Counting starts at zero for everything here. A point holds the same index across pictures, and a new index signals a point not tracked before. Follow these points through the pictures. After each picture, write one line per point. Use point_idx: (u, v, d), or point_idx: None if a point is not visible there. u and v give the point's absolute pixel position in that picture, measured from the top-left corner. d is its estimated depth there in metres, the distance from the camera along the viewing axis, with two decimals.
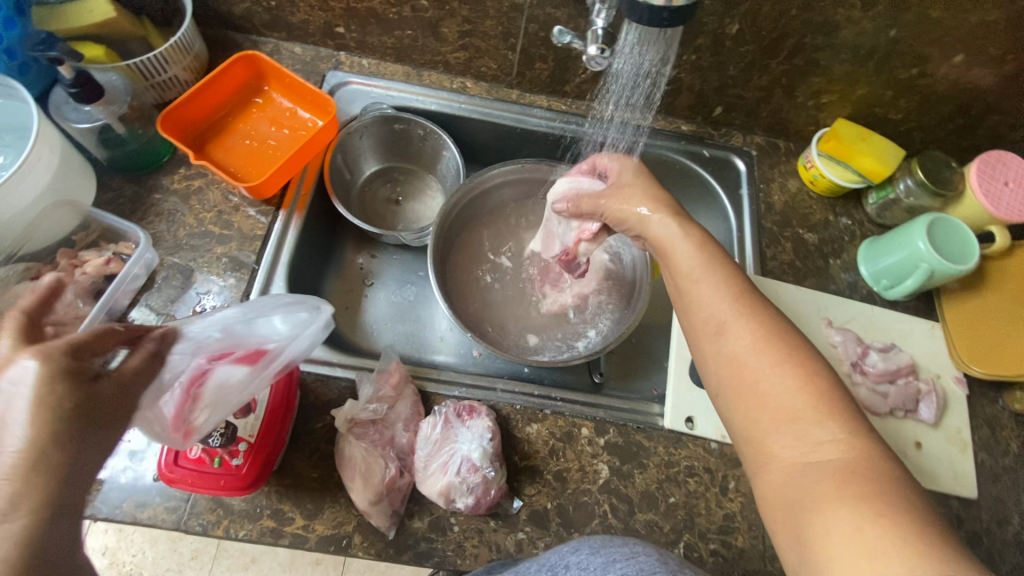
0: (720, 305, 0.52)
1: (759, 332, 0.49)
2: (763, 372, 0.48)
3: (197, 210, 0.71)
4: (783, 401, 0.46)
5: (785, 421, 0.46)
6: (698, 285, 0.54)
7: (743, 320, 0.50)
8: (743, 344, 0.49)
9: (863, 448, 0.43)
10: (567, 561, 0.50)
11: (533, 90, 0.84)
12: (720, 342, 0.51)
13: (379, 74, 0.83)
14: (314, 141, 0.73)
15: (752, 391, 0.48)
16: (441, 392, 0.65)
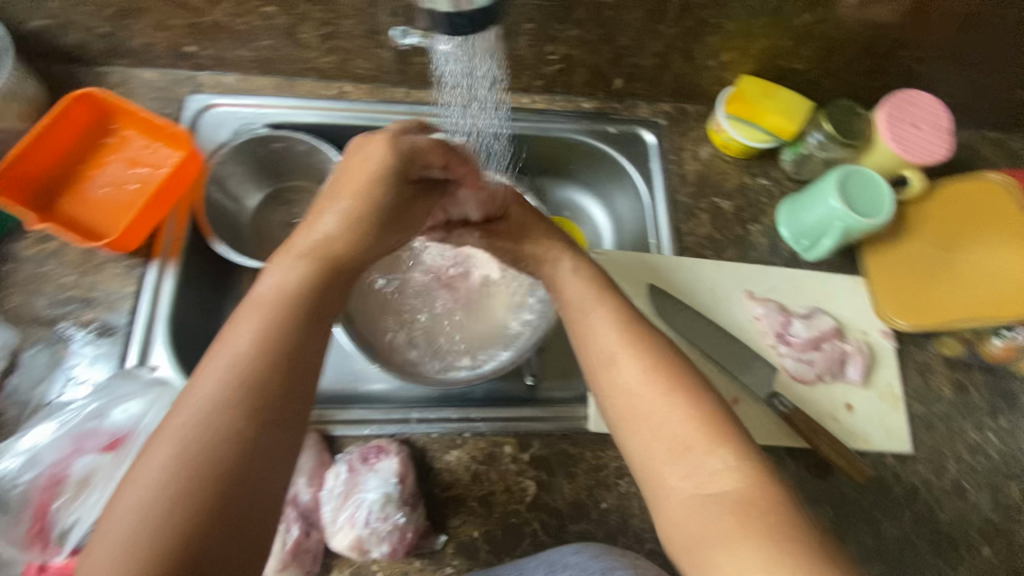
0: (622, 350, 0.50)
1: (647, 361, 0.49)
2: (652, 406, 0.47)
3: (58, 273, 0.65)
4: (678, 444, 0.44)
5: (677, 450, 0.44)
6: (591, 318, 0.54)
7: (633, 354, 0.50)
8: (634, 376, 0.49)
9: (750, 470, 0.43)
10: (567, 560, 0.53)
11: (419, 86, 0.78)
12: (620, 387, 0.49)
13: (247, 92, 0.76)
14: (173, 181, 0.67)
15: (650, 435, 0.46)
16: (349, 433, 0.61)
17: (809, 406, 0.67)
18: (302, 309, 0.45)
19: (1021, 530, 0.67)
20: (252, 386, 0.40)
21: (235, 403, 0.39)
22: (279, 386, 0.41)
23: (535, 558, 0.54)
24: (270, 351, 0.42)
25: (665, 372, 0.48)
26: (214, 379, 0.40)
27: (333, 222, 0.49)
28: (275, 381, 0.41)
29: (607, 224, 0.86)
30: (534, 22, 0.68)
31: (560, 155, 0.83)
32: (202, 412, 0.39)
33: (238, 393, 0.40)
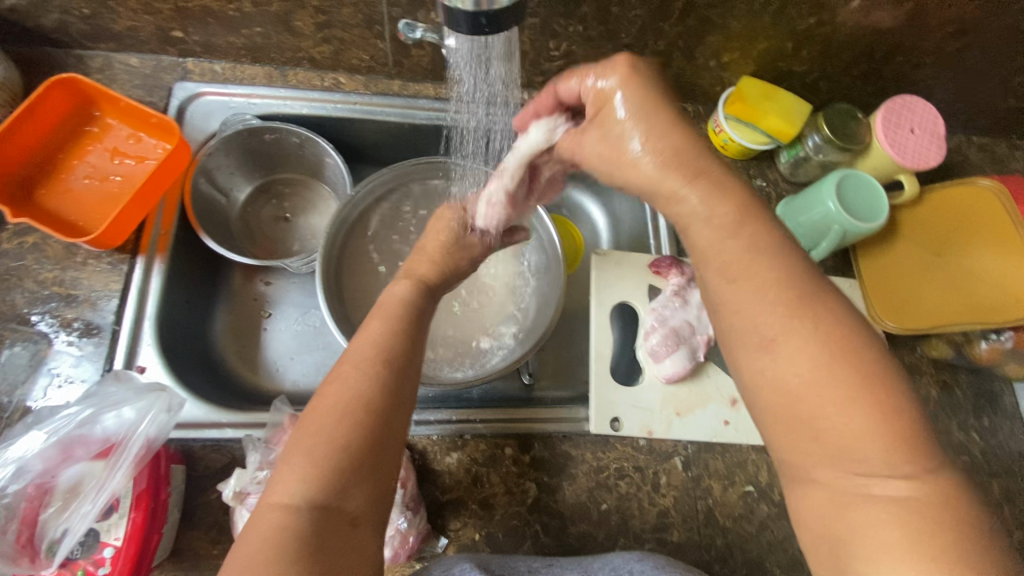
0: (765, 311, 0.38)
1: (819, 344, 0.37)
2: (824, 410, 0.36)
3: (38, 269, 0.62)
4: (847, 429, 0.35)
5: (834, 456, 0.36)
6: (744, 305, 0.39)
7: (774, 273, 0.39)
8: (796, 368, 0.37)
9: (942, 490, 0.34)
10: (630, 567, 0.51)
11: (416, 78, 0.76)
12: (768, 362, 0.38)
13: (236, 81, 0.73)
14: (162, 172, 0.64)
15: (800, 413, 0.37)
16: None
17: None
18: (390, 360, 0.44)
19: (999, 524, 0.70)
20: (365, 388, 0.41)
21: (322, 467, 0.37)
22: (385, 389, 0.42)
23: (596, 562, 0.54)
24: (365, 396, 0.41)
25: (816, 311, 0.38)
26: (299, 450, 0.39)
27: (396, 291, 0.53)
28: (378, 424, 0.40)
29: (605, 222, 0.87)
30: (539, 17, 0.66)
31: None
32: (305, 448, 0.38)
33: (346, 394, 0.41)
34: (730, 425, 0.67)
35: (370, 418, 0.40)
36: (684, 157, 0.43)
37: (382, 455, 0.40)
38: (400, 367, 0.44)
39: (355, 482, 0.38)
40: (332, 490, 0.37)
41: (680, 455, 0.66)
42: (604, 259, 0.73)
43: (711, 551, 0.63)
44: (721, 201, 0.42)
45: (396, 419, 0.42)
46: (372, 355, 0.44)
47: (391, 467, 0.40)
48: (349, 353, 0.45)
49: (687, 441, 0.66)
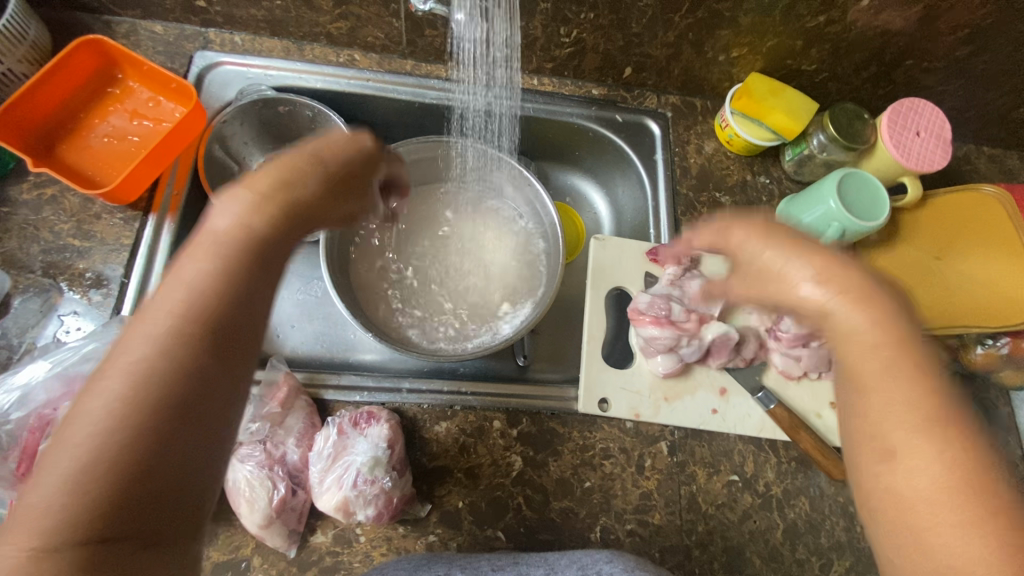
0: (880, 375, 0.40)
1: (913, 407, 0.39)
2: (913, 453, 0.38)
3: (54, 220, 0.64)
4: (928, 504, 0.36)
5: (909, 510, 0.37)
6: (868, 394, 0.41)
7: (896, 365, 0.40)
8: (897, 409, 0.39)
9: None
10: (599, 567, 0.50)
11: (429, 58, 0.78)
12: (859, 401, 0.41)
13: (254, 52, 0.75)
14: (177, 134, 0.66)
15: (884, 458, 0.39)
16: (340, 398, 0.62)
17: (790, 401, 0.69)
18: (199, 332, 0.36)
19: None
20: (160, 367, 0.34)
21: (91, 486, 0.31)
22: (186, 368, 0.35)
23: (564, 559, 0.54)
24: (158, 383, 0.34)
25: (921, 378, 0.40)
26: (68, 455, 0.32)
27: (227, 220, 0.39)
28: (165, 421, 0.34)
29: (608, 213, 0.88)
30: (551, 2, 0.67)
31: (566, 139, 0.84)
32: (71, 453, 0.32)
33: (134, 374, 0.34)
34: (718, 414, 0.68)
35: (173, 421, 0.34)
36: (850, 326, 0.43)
37: (189, 464, 0.34)
38: (226, 355, 0.37)
39: (159, 499, 0.33)
40: (117, 518, 0.32)
41: (666, 440, 0.66)
42: (602, 244, 0.73)
43: (692, 535, 0.63)
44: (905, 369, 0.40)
45: (196, 410, 0.35)
46: (172, 343, 0.35)
47: (205, 474, 0.35)
48: (147, 322, 0.36)
49: (675, 426, 0.67)
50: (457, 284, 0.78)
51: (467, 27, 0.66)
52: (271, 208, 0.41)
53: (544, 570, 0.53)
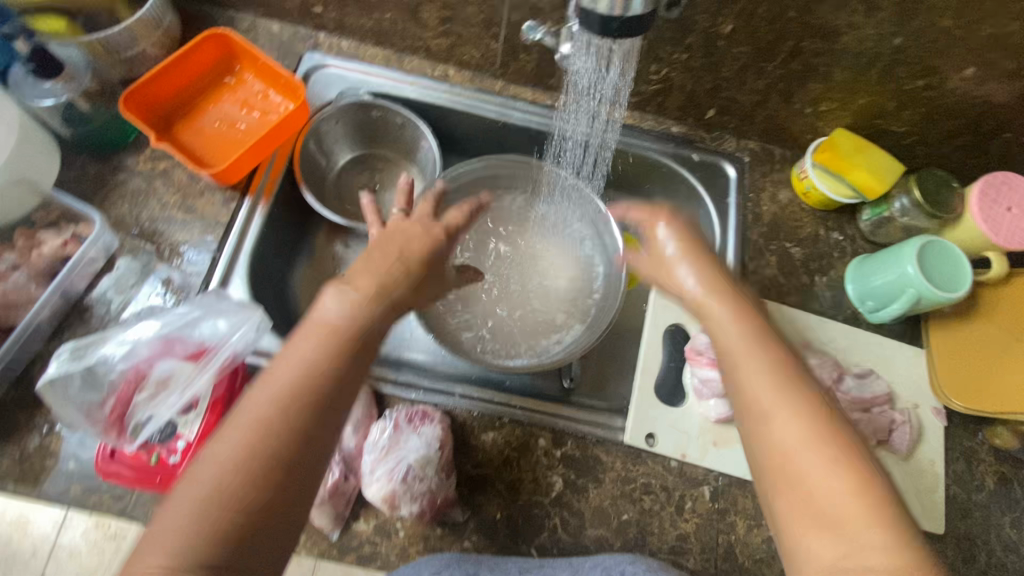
0: (773, 381, 0.49)
1: (803, 422, 0.47)
2: (812, 464, 0.45)
3: (162, 192, 0.69)
4: (831, 505, 0.44)
5: (825, 525, 0.44)
6: (740, 366, 0.51)
7: (774, 362, 0.50)
8: (789, 437, 0.47)
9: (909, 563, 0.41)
10: (622, 567, 0.55)
11: (518, 81, 0.81)
12: (768, 428, 0.48)
13: (358, 59, 0.80)
14: (282, 126, 0.71)
15: (795, 484, 0.46)
16: (397, 393, 0.64)
17: None
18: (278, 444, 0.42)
19: None
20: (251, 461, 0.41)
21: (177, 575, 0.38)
22: (256, 460, 0.41)
23: (588, 561, 0.57)
24: (230, 492, 0.40)
25: (807, 406, 0.48)
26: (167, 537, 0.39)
27: (336, 309, 0.47)
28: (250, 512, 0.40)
29: None
30: (647, 41, 0.69)
31: (639, 172, 0.85)
32: (172, 530, 0.39)
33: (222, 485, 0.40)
34: None
35: (243, 509, 0.40)
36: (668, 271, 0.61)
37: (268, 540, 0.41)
38: (306, 436, 0.43)
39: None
40: None
41: (709, 485, 0.65)
42: None
43: None
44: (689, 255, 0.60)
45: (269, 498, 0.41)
46: (253, 458, 0.41)
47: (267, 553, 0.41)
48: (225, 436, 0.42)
49: (721, 472, 0.66)
50: (523, 299, 0.80)
51: (579, 55, 0.61)
52: (350, 329, 0.47)
53: (569, 571, 0.57)
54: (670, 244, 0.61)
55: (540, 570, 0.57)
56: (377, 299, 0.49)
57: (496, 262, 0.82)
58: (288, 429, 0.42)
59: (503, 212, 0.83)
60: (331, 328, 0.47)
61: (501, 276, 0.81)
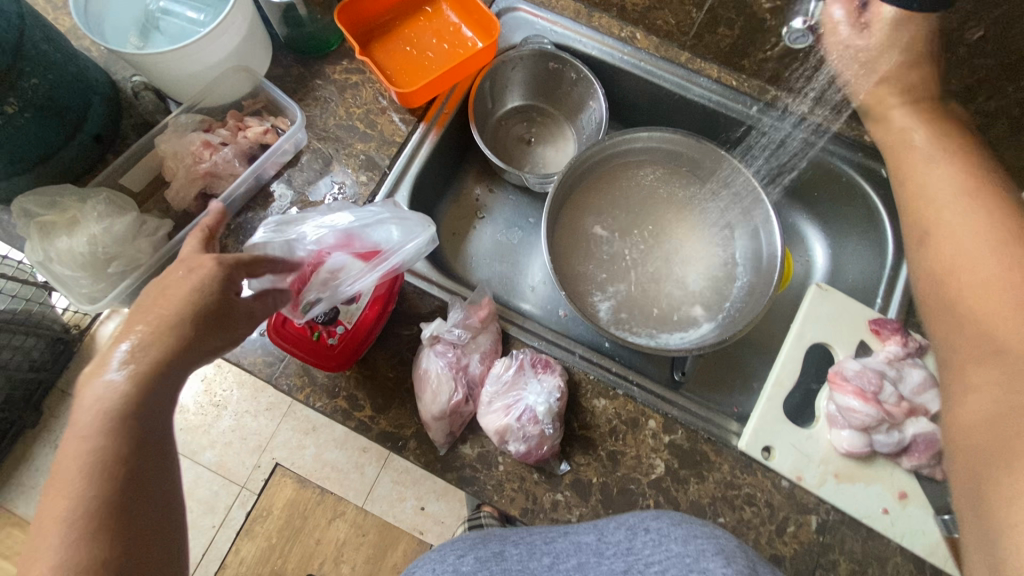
0: (972, 259, 0.50)
1: (990, 239, 0.50)
2: (992, 269, 0.49)
3: (350, 102, 0.75)
4: (997, 314, 0.47)
5: (989, 354, 0.46)
6: (943, 210, 0.54)
7: (982, 240, 0.51)
8: (988, 268, 0.49)
9: None
10: (647, 524, 0.50)
11: (706, 56, 0.77)
12: (946, 250, 0.53)
13: (548, 8, 0.80)
14: (469, 61, 0.73)
15: (975, 325, 0.48)
16: (521, 338, 0.66)
17: None
18: (107, 437, 0.42)
19: None
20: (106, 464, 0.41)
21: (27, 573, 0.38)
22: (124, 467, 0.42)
23: (616, 522, 0.53)
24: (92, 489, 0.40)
25: (1003, 221, 0.51)
26: (44, 524, 0.39)
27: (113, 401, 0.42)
28: (80, 524, 0.39)
29: (824, 264, 0.82)
30: None
31: (811, 176, 0.79)
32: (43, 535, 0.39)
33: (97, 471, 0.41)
34: (887, 515, 0.61)
35: (121, 528, 0.40)
36: (927, 190, 0.56)
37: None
38: (137, 448, 0.42)
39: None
40: None
41: (818, 516, 0.61)
42: (824, 294, 0.69)
43: None
44: (979, 200, 0.53)
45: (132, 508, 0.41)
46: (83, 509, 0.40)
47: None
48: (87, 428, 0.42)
49: (835, 507, 0.61)
50: (665, 285, 0.79)
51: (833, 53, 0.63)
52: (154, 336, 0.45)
53: (594, 534, 0.53)
54: (919, 133, 0.59)
55: (566, 537, 0.54)
56: (158, 374, 0.44)
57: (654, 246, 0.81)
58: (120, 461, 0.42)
59: (665, 198, 0.82)
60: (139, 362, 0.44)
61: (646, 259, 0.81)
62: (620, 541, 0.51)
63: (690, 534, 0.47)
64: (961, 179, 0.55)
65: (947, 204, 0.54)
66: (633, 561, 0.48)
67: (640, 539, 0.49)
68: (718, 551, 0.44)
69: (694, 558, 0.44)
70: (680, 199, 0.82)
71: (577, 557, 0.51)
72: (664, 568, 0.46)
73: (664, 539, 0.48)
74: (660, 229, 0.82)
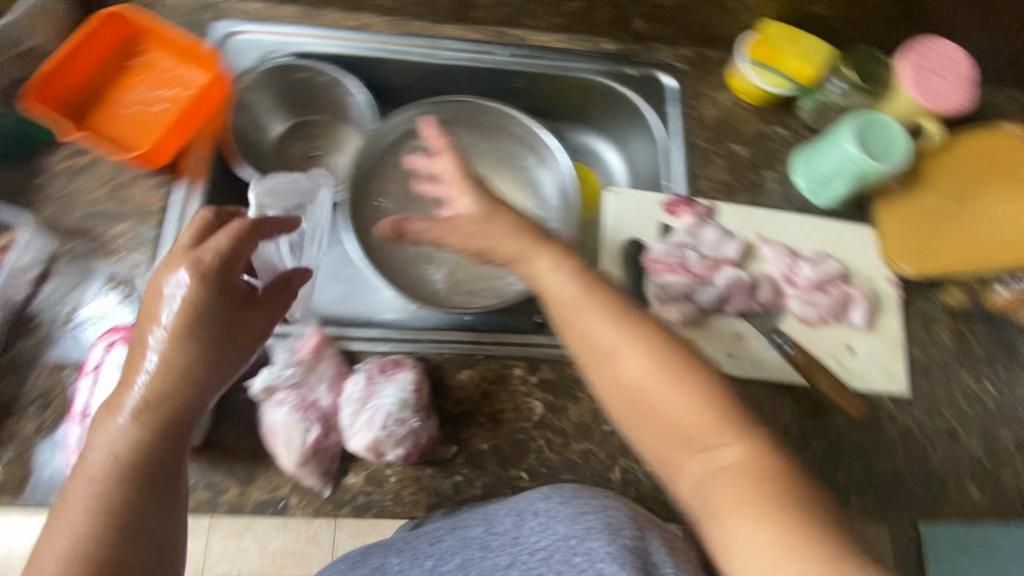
0: (650, 369, 0.46)
1: (651, 354, 0.47)
2: (664, 396, 0.45)
3: (89, 187, 0.67)
4: (676, 414, 0.44)
5: (683, 443, 0.44)
6: (620, 358, 0.48)
7: (620, 320, 0.49)
8: (635, 370, 0.47)
9: (758, 452, 0.42)
10: (536, 507, 0.53)
11: (439, 19, 0.78)
12: (614, 367, 0.48)
13: (269, 20, 0.77)
14: (200, 100, 0.69)
15: (646, 413, 0.46)
16: (365, 348, 0.65)
17: (811, 346, 0.69)
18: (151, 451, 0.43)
19: (1009, 473, 0.69)
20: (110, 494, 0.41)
21: None
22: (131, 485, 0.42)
23: (503, 508, 0.55)
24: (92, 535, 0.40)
25: (642, 341, 0.47)
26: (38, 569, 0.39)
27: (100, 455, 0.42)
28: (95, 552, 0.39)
29: (623, 168, 0.88)
30: None
31: (579, 96, 0.84)
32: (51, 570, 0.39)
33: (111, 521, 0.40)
34: (736, 358, 0.68)
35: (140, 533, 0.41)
36: (564, 296, 0.52)
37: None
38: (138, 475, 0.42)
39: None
40: None
41: None
42: (618, 197, 0.75)
43: None
44: (613, 313, 0.49)
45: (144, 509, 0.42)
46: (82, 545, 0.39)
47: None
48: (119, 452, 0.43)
49: None
50: None
51: None
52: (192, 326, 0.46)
53: (484, 525, 0.54)
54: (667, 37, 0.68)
55: (454, 533, 0.54)
56: (154, 403, 0.44)
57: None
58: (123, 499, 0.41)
59: (459, 160, 0.83)
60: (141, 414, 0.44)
61: (463, 222, 0.81)
62: (508, 529, 0.53)
63: (578, 512, 0.50)
64: (600, 295, 0.51)
65: (567, 313, 0.51)
66: (519, 550, 0.51)
67: (528, 524, 0.52)
68: (605, 527, 0.48)
69: (580, 538, 0.48)
70: (473, 154, 0.83)
71: (462, 554, 0.53)
72: (551, 551, 0.49)
73: (551, 523, 0.51)
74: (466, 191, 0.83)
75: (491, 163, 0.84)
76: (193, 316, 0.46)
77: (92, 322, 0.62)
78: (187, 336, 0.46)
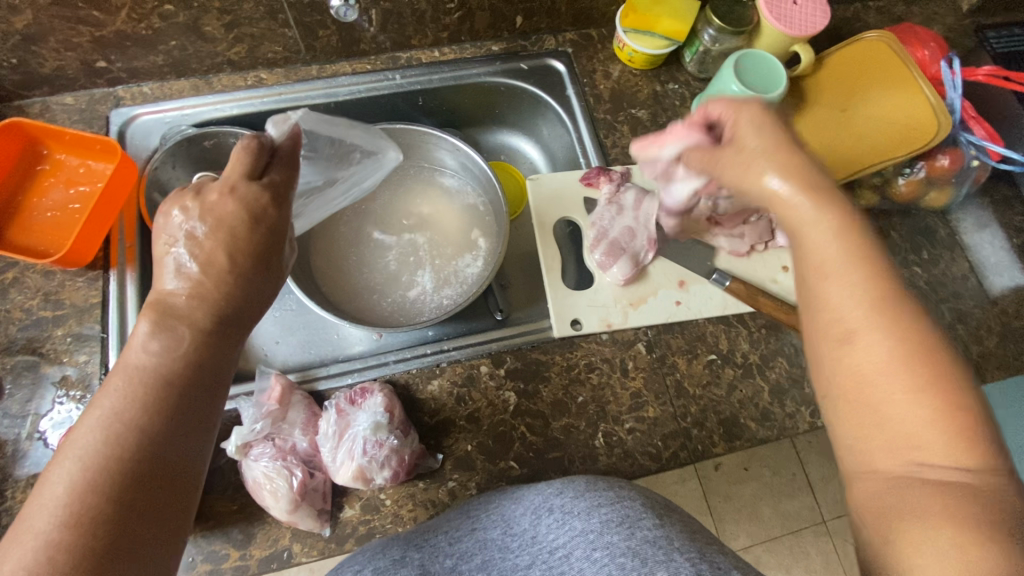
0: (882, 361, 0.37)
1: (895, 333, 0.37)
2: (889, 394, 0.37)
3: (21, 299, 0.66)
4: (887, 402, 0.37)
5: (898, 441, 0.36)
6: (856, 336, 0.38)
7: (873, 281, 0.39)
8: (872, 355, 0.38)
9: (990, 479, 0.35)
10: (551, 504, 0.53)
11: (331, 58, 0.81)
12: (847, 351, 0.39)
13: (166, 98, 0.78)
14: (111, 189, 0.69)
15: (866, 405, 0.38)
16: (333, 385, 0.66)
17: (745, 276, 0.74)
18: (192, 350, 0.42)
19: (956, 343, 0.74)
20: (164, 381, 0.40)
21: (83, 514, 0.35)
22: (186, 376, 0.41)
23: (518, 507, 0.54)
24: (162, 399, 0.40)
25: (897, 316, 0.38)
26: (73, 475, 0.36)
27: (154, 338, 0.41)
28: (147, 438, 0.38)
29: (542, 158, 0.93)
30: None
31: (483, 100, 0.87)
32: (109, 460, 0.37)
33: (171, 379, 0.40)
34: (682, 304, 0.72)
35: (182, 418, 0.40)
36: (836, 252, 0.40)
37: (172, 463, 0.39)
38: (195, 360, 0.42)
39: (133, 549, 0.36)
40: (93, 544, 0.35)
41: (642, 341, 0.71)
42: (539, 184, 0.78)
43: (687, 418, 0.67)
44: (852, 270, 0.40)
45: (185, 412, 0.40)
46: (141, 403, 0.39)
47: (190, 456, 0.40)
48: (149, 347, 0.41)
49: (646, 326, 0.71)
50: (428, 250, 0.83)
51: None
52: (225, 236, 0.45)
53: (502, 527, 0.54)
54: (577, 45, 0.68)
55: (473, 535, 0.54)
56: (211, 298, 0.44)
57: (411, 222, 0.85)
58: (180, 376, 0.41)
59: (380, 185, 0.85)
60: (167, 311, 0.43)
61: (399, 241, 0.83)
62: (526, 529, 0.53)
63: (594, 505, 0.51)
64: (845, 241, 0.41)
65: (836, 268, 0.40)
66: (539, 548, 0.52)
67: (544, 522, 0.53)
68: (622, 520, 0.49)
69: (599, 533, 0.49)
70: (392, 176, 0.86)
71: (483, 554, 0.54)
72: (569, 548, 0.50)
73: (568, 518, 0.51)
74: (393, 211, 0.85)
75: (413, 179, 0.86)
76: (256, 217, 0.46)
77: (52, 430, 0.62)
78: (234, 238, 0.45)
